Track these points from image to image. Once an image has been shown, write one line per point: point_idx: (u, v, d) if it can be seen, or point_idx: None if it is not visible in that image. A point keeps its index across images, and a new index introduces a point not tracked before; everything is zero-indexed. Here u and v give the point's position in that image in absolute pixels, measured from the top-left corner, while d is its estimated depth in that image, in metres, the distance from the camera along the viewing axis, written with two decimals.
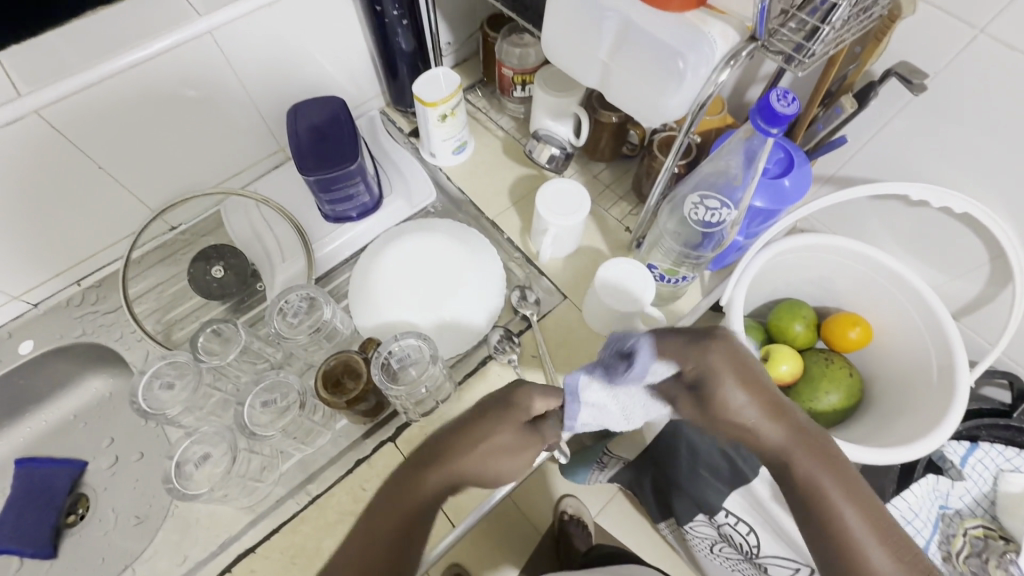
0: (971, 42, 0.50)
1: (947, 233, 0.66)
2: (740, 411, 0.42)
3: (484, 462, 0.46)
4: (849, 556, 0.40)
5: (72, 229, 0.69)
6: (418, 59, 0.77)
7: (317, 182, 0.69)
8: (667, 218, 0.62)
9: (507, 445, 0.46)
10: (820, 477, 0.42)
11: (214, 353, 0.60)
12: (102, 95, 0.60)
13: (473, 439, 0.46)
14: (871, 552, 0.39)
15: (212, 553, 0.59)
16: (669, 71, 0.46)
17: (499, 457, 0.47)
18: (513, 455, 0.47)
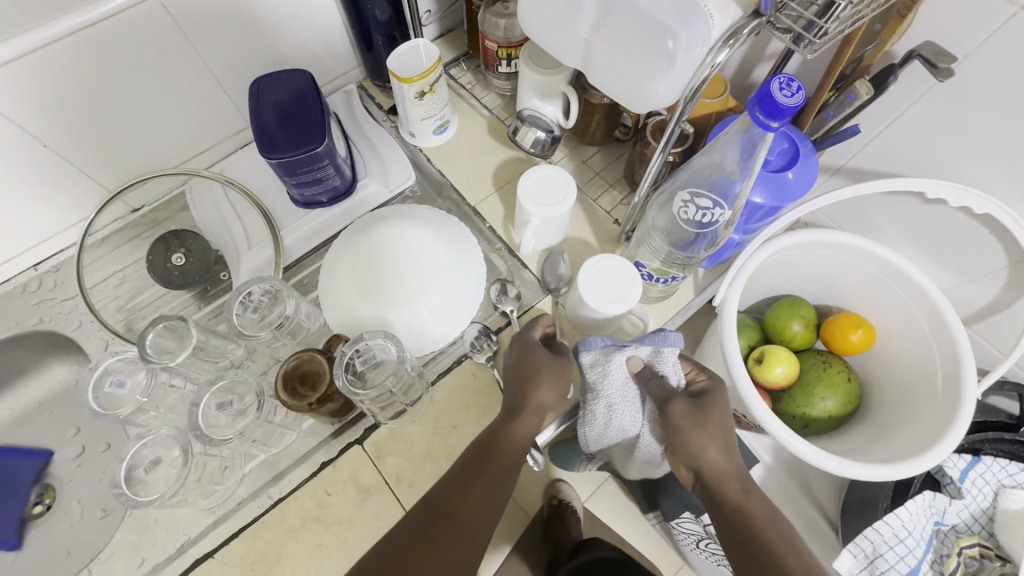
0: (1009, 20, 0.43)
1: (965, 234, 0.60)
2: (695, 445, 0.50)
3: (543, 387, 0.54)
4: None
5: (23, 212, 0.65)
6: (395, 28, 0.70)
7: (282, 165, 0.63)
8: (656, 214, 0.56)
9: (550, 366, 0.55)
10: (754, 518, 0.48)
11: (166, 351, 0.55)
12: (37, 68, 0.54)
13: (523, 372, 0.55)
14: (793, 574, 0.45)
15: (171, 556, 0.57)
16: (657, 52, 0.40)
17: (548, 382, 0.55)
18: (558, 374, 0.56)
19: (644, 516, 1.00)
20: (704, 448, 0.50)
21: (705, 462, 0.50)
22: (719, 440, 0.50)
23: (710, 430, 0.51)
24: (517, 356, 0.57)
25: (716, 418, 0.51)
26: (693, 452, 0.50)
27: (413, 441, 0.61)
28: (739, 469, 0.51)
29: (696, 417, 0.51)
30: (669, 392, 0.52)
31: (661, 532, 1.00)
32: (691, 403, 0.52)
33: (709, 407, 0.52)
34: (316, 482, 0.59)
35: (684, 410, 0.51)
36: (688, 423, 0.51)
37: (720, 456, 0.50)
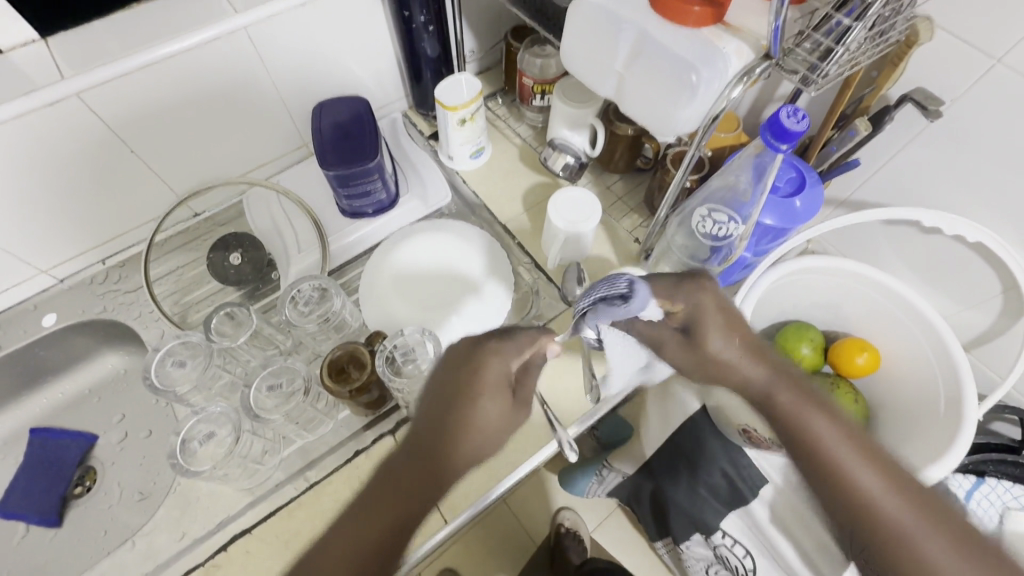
0: (988, 71, 0.50)
1: (960, 263, 0.65)
2: (719, 353, 0.54)
3: (481, 446, 0.46)
4: (840, 478, 0.48)
5: (102, 211, 0.73)
6: (442, 64, 0.79)
7: (337, 177, 0.71)
8: (676, 231, 0.62)
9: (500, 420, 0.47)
10: (810, 420, 0.51)
11: (225, 335, 0.63)
12: (138, 84, 0.62)
13: (464, 417, 0.46)
14: (863, 476, 0.47)
15: (210, 531, 0.61)
16: (682, 85, 0.47)
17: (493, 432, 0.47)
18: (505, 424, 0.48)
19: (652, 545, 1.00)
20: (741, 365, 0.54)
21: (745, 379, 0.54)
22: (743, 348, 0.54)
23: (703, 343, 0.55)
24: (466, 386, 0.47)
25: (715, 329, 0.54)
26: (709, 373, 0.56)
27: None
28: (751, 343, 0.55)
29: (692, 346, 0.55)
30: (660, 334, 0.57)
31: (671, 564, 1.00)
32: (678, 339, 0.56)
33: (703, 327, 0.54)
34: (350, 468, 0.63)
35: (674, 345, 0.56)
36: (703, 333, 0.54)
37: (756, 369, 0.54)
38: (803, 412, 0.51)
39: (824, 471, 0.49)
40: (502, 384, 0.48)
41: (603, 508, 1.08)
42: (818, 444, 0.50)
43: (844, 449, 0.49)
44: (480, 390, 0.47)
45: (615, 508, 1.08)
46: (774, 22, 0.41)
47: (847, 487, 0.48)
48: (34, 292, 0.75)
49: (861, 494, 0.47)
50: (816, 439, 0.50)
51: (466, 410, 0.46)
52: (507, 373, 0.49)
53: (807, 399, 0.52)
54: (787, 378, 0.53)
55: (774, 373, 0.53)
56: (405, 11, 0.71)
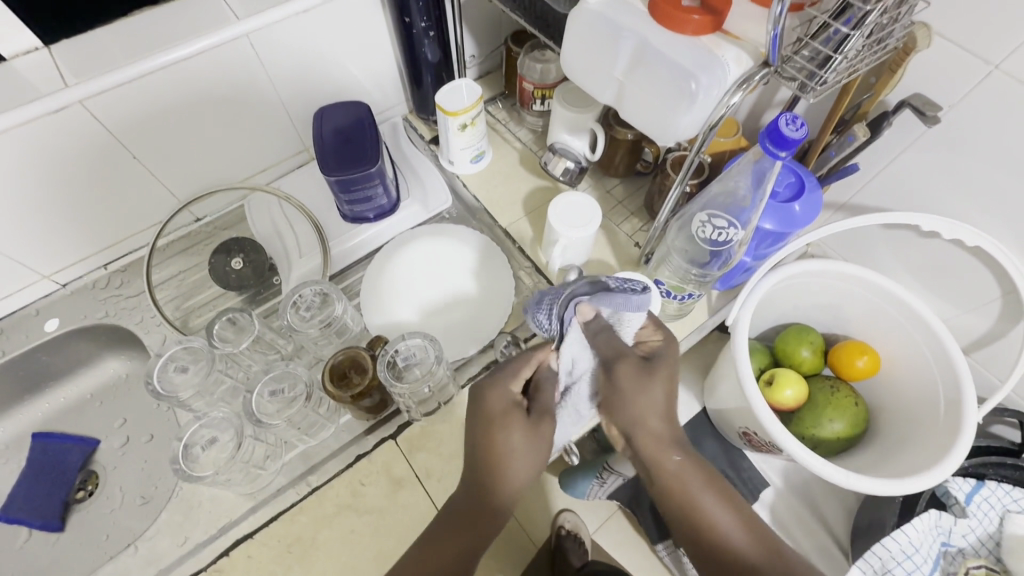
0: (985, 77, 0.50)
1: (959, 267, 0.65)
2: (646, 408, 0.49)
3: (517, 468, 0.49)
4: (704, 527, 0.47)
5: (104, 216, 0.73)
6: (442, 69, 0.79)
7: (339, 182, 0.71)
8: (676, 236, 0.63)
9: (523, 454, 0.49)
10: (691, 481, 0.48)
11: (228, 341, 0.63)
12: (139, 92, 0.62)
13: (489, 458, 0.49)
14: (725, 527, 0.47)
15: (213, 535, 0.61)
16: (681, 92, 0.47)
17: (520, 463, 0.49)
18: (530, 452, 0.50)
19: (653, 547, 1.00)
20: (644, 412, 0.49)
21: (641, 426, 0.50)
22: (660, 404, 0.50)
23: (657, 381, 0.51)
24: (484, 423, 0.50)
25: (662, 382, 0.51)
26: (630, 418, 0.50)
27: (443, 439, 0.65)
28: (676, 428, 0.50)
29: (643, 379, 0.50)
30: (619, 350, 0.52)
31: (671, 565, 1.00)
32: (638, 364, 0.51)
33: (657, 371, 0.51)
34: (352, 473, 0.63)
35: (632, 369, 0.51)
36: (648, 381, 0.50)
37: (659, 420, 0.50)
38: (697, 487, 0.48)
39: (702, 536, 0.48)
40: (511, 410, 0.51)
41: (604, 510, 1.08)
42: (700, 510, 0.48)
43: (731, 524, 0.47)
44: (494, 424, 0.50)
45: (616, 510, 1.08)
46: (772, 30, 0.41)
47: (721, 553, 0.47)
48: (37, 297, 0.76)
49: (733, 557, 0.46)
50: (708, 520, 0.48)
51: (487, 440, 0.50)
52: (514, 396, 0.52)
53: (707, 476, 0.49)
54: (684, 442, 0.50)
55: (671, 432, 0.50)
56: (405, 17, 0.71)
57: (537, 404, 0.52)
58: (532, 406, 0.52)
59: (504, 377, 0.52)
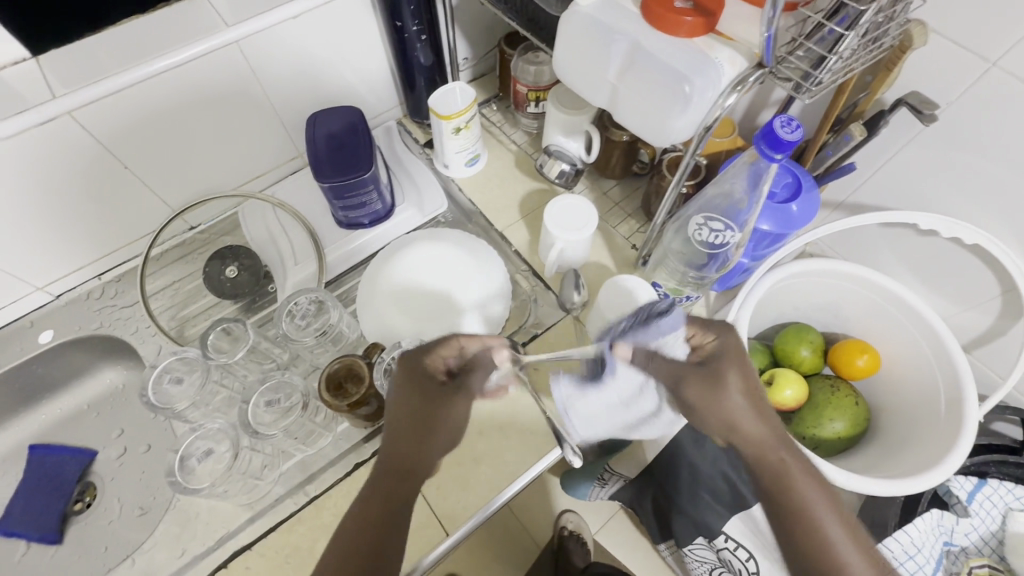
0: (983, 74, 0.50)
1: (959, 265, 0.65)
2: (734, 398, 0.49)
3: (443, 427, 0.54)
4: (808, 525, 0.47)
5: (97, 227, 0.73)
6: (436, 72, 0.79)
7: (333, 189, 0.70)
8: (672, 238, 0.62)
9: (447, 417, 0.54)
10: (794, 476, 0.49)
11: (223, 352, 0.62)
12: (129, 101, 0.62)
13: (414, 429, 0.53)
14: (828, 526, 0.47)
15: (211, 547, 0.61)
16: (675, 95, 0.46)
17: (439, 423, 0.53)
18: (452, 419, 0.54)
19: (656, 547, 1.00)
20: (728, 408, 0.49)
21: (733, 426, 0.49)
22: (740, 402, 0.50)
23: (730, 380, 0.50)
24: (406, 388, 0.53)
25: (732, 375, 0.50)
26: (717, 421, 0.50)
27: None
28: (768, 423, 0.50)
29: (715, 386, 0.49)
30: (677, 373, 0.49)
31: (673, 564, 1.00)
32: (701, 374, 0.49)
33: (725, 372, 0.50)
34: (350, 481, 0.62)
35: (700, 385, 0.49)
36: (727, 366, 0.50)
37: (749, 420, 0.49)
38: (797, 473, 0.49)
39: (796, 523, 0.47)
40: (440, 386, 0.53)
41: (605, 512, 1.08)
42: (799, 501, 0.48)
43: (831, 516, 0.47)
44: (421, 395, 0.53)
45: (618, 512, 1.08)
46: (766, 31, 0.41)
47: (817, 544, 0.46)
48: (30, 308, 0.75)
49: (828, 545, 0.46)
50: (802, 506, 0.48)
51: (419, 412, 0.53)
52: (440, 371, 0.54)
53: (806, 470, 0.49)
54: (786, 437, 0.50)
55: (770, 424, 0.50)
56: (397, 21, 0.71)
57: (462, 379, 0.54)
58: (455, 380, 0.53)
59: (426, 355, 0.53)
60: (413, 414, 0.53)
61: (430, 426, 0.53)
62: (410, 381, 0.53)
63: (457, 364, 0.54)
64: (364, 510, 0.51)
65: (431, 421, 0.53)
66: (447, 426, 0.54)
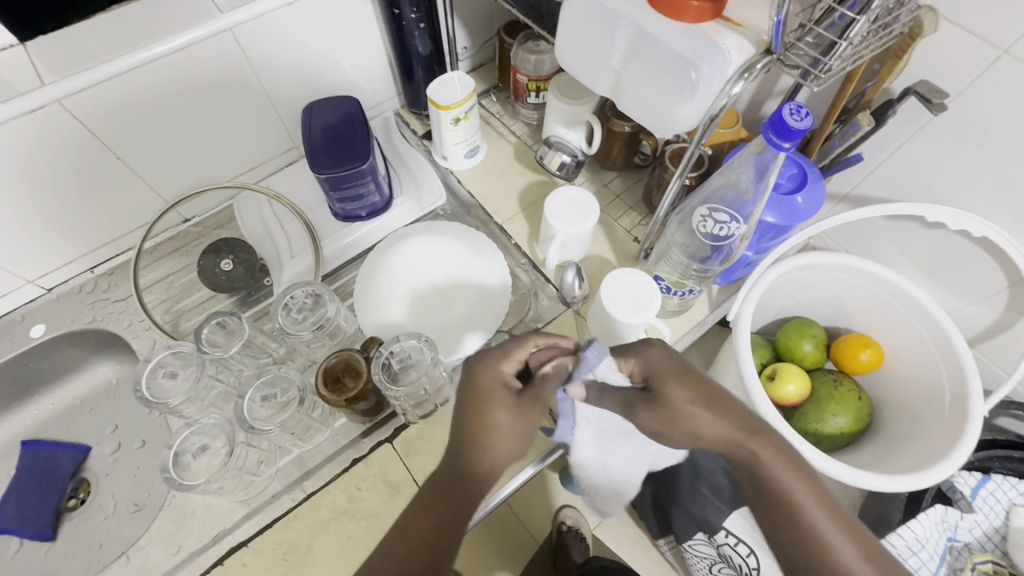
0: (994, 63, 0.49)
1: (965, 258, 0.64)
2: (689, 410, 0.45)
3: (500, 450, 0.44)
4: (793, 518, 0.44)
5: (89, 218, 0.71)
6: (434, 62, 0.77)
7: (329, 180, 0.69)
8: (676, 230, 0.61)
9: (513, 432, 0.44)
10: (772, 468, 0.45)
11: (218, 345, 0.61)
12: (120, 89, 0.60)
13: (478, 447, 0.44)
14: (811, 512, 0.44)
15: (207, 544, 0.60)
16: (681, 83, 0.45)
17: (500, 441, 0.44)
18: (517, 436, 0.44)
19: (655, 542, 0.99)
20: (685, 425, 0.45)
21: (696, 435, 0.45)
22: (699, 410, 0.45)
23: (674, 396, 0.45)
24: (473, 400, 0.45)
25: (677, 389, 0.46)
26: (682, 437, 0.46)
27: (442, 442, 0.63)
28: (736, 419, 0.46)
29: (665, 408, 0.45)
30: (625, 405, 0.47)
31: (673, 559, 1.00)
32: (648, 401, 0.46)
33: (666, 392, 0.46)
34: (348, 478, 0.61)
35: (649, 414, 0.45)
36: (666, 385, 0.46)
37: (709, 422, 0.45)
38: (780, 471, 0.45)
39: (785, 516, 0.45)
40: (505, 394, 0.45)
41: (604, 507, 1.07)
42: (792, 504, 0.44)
43: (814, 505, 0.44)
44: (486, 404, 0.44)
45: (617, 507, 1.07)
46: (775, 15, 0.40)
47: (804, 534, 0.44)
48: (21, 302, 0.74)
49: (814, 536, 0.44)
50: (789, 500, 0.44)
51: (482, 426, 0.44)
52: (504, 377, 0.46)
53: (784, 459, 0.45)
54: (760, 430, 0.45)
55: (737, 421, 0.46)
56: (395, 8, 0.69)
57: (535, 386, 0.46)
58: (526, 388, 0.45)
59: (495, 359, 0.46)
60: (475, 428, 0.44)
61: (490, 446, 0.44)
62: (475, 394, 0.45)
63: (528, 365, 0.47)
64: (403, 534, 0.44)
65: (490, 438, 0.44)
66: (513, 450, 0.45)
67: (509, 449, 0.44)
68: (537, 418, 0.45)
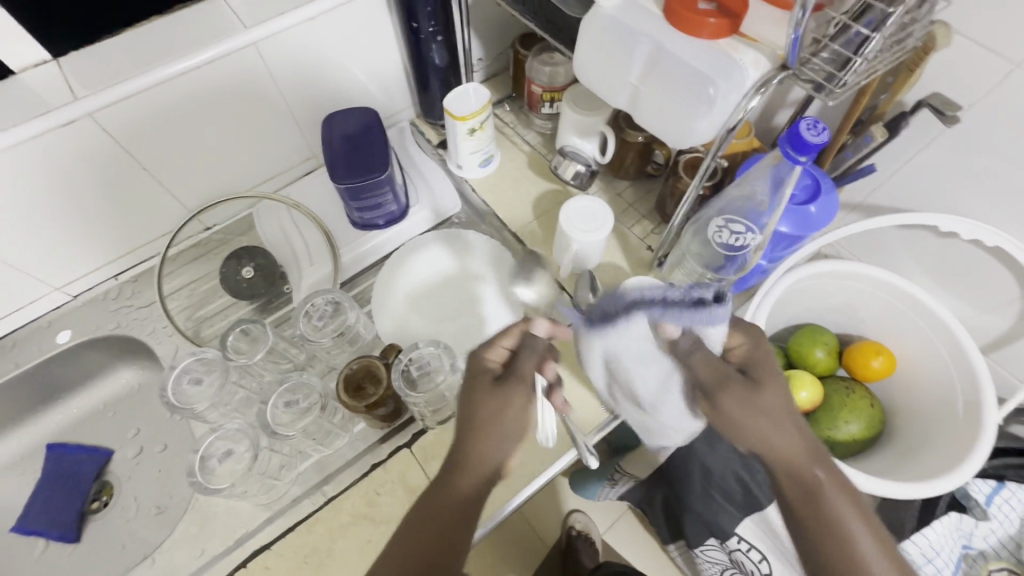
0: (1006, 77, 0.50)
1: (977, 267, 0.65)
2: (775, 409, 0.43)
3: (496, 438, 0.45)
4: (846, 554, 0.40)
5: (114, 227, 0.73)
6: (450, 73, 0.79)
7: (348, 190, 0.71)
8: (690, 240, 0.62)
9: (498, 415, 0.46)
10: (839, 500, 0.41)
11: (241, 352, 0.62)
12: (148, 102, 0.62)
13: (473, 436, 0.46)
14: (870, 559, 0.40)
15: (230, 547, 0.61)
16: (699, 97, 0.47)
17: (495, 427, 0.46)
18: (508, 420, 0.46)
19: (666, 547, 1.00)
20: (764, 426, 0.43)
21: (769, 447, 0.43)
22: (784, 416, 0.43)
23: (767, 392, 0.44)
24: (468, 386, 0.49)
25: (775, 394, 0.44)
26: (753, 439, 0.43)
27: None
28: (812, 444, 0.43)
29: (750, 397, 0.43)
30: (718, 375, 0.45)
31: (683, 564, 1.00)
32: (740, 383, 0.44)
33: (762, 385, 0.45)
34: (367, 483, 0.62)
35: (740, 393, 0.44)
36: (759, 379, 0.45)
37: (789, 434, 0.43)
38: (844, 505, 0.41)
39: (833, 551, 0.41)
40: (489, 382, 0.48)
41: (614, 512, 1.08)
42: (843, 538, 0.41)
43: (880, 557, 0.40)
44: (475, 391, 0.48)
45: (627, 511, 1.08)
46: (793, 32, 0.40)
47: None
48: (49, 309, 0.76)
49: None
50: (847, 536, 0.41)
51: (473, 409, 0.47)
52: (490, 363, 0.49)
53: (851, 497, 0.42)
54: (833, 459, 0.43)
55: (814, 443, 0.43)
56: (413, 22, 0.71)
57: (518, 370, 0.48)
58: (507, 373, 0.48)
59: (483, 347, 0.50)
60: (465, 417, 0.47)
61: (485, 433, 0.46)
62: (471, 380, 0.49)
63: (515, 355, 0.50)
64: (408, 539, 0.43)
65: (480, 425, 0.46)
66: (509, 434, 0.46)
67: (504, 436, 0.46)
68: (525, 397, 0.48)
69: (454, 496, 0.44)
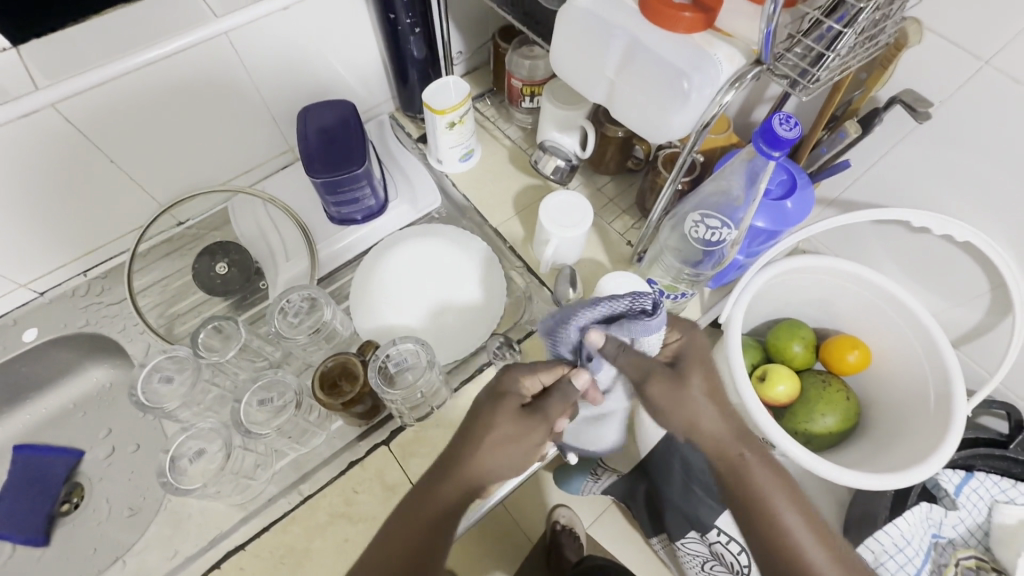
0: (976, 73, 0.50)
1: (949, 262, 0.66)
2: (700, 398, 0.48)
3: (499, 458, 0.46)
4: (765, 518, 0.47)
5: (82, 222, 0.71)
6: (429, 66, 0.78)
7: (325, 184, 0.70)
8: (668, 235, 0.62)
9: (501, 438, 0.47)
10: (757, 473, 0.48)
11: (213, 350, 0.61)
12: (114, 93, 0.60)
13: (471, 449, 0.47)
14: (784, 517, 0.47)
15: (203, 548, 0.60)
16: (674, 92, 0.46)
17: (503, 448, 0.47)
18: (515, 445, 0.47)
19: (648, 540, 1.01)
20: (688, 412, 0.48)
21: (697, 430, 0.48)
22: (705, 402, 0.48)
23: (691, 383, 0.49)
24: (489, 399, 0.49)
25: (697, 380, 0.49)
26: (681, 423, 0.48)
27: (437, 444, 0.64)
28: (735, 424, 0.49)
29: (677, 387, 0.48)
30: (646, 368, 0.49)
31: (664, 556, 1.01)
32: (667, 373, 0.49)
33: (689, 374, 0.49)
34: (344, 481, 0.62)
35: (663, 383, 0.48)
36: (687, 372, 0.49)
37: (712, 418, 0.48)
38: (761, 477, 0.48)
39: (755, 516, 0.48)
40: (516, 408, 0.48)
41: (597, 506, 1.08)
42: (761, 504, 0.48)
43: (791, 512, 0.47)
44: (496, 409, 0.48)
45: (611, 506, 1.08)
46: (765, 27, 0.41)
47: (773, 534, 0.47)
48: (15, 306, 0.74)
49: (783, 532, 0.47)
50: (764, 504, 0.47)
51: (481, 427, 0.48)
52: (524, 391, 0.50)
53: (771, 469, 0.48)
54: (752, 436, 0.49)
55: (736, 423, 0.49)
56: (390, 14, 0.70)
57: (544, 406, 0.48)
58: (536, 404, 0.49)
59: (523, 370, 0.50)
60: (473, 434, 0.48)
61: (490, 450, 0.47)
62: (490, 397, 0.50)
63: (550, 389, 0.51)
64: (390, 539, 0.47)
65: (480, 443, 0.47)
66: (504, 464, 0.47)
67: (504, 460, 0.47)
68: (541, 437, 0.48)
69: (438, 499, 0.46)
